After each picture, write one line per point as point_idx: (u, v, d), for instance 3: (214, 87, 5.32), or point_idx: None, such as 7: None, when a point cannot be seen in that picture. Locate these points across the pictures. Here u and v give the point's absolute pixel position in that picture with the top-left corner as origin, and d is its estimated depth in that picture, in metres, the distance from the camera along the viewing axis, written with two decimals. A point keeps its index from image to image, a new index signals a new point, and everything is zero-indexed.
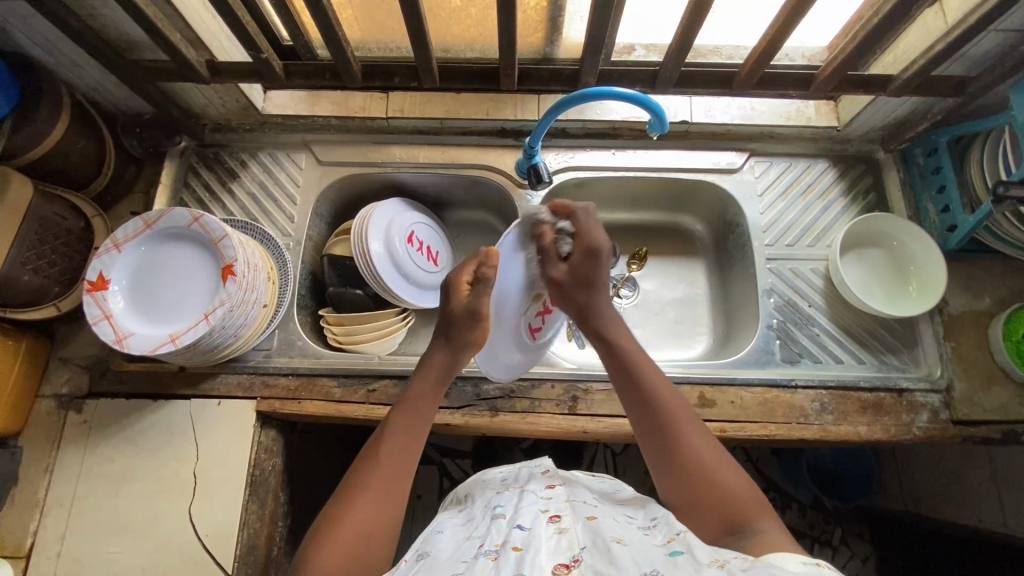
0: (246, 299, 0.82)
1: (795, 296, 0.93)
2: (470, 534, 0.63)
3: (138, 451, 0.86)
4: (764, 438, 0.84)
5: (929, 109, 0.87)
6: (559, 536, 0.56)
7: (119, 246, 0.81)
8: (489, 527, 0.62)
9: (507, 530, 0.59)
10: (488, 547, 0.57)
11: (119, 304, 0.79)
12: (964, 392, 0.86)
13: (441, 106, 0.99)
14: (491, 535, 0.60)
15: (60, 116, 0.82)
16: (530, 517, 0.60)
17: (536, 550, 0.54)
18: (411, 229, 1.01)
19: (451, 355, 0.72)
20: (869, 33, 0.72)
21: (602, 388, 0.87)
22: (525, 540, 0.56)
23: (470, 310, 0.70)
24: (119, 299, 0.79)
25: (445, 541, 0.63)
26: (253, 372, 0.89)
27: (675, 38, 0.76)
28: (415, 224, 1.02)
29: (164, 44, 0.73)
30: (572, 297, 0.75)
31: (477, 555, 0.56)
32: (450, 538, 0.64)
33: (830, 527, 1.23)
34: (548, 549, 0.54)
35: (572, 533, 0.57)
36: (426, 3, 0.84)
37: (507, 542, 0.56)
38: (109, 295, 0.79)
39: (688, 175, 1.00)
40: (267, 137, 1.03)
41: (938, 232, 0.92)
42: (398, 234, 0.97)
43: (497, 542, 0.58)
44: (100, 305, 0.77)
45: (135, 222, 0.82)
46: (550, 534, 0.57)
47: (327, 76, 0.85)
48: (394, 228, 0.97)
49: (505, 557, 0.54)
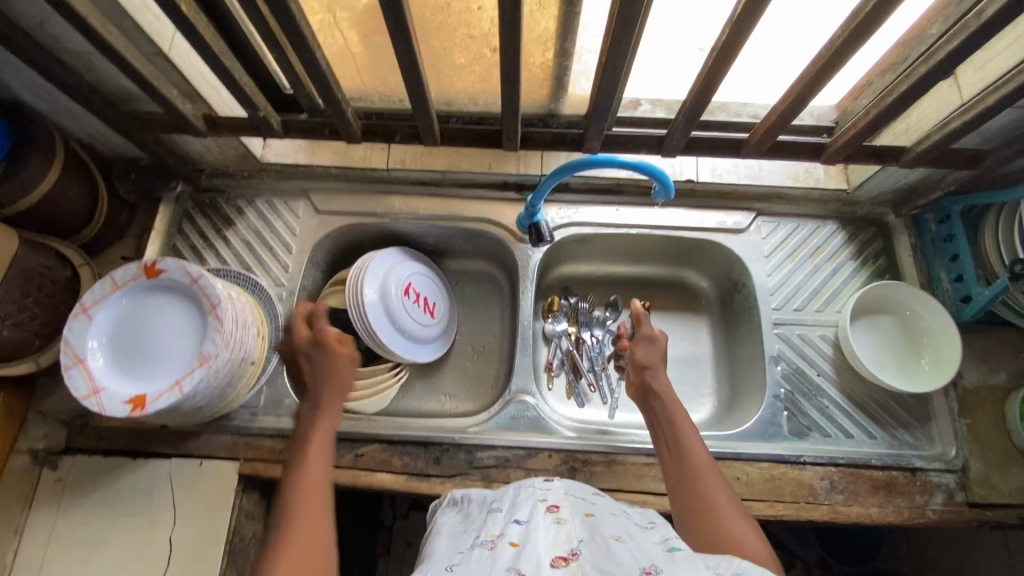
0: (231, 357, 0.78)
1: (803, 364, 0.90)
2: (467, 529, 0.59)
3: (114, 513, 0.82)
4: (770, 518, 0.80)
5: (942, 178, 0.85)
6: (557, 526, 0.53)
7: (87, 312, 0.76)
8: (485, 521, 0.59)
9: (504, 524, 0.56)
10: (484, 539, 0.54)
11: (101, 373, 0.75)
12: (979, 473, 0.82)
13: (442, 159, 0.98)
14: (488, 527, 0.57)
15: (51, 165, 0.80)
16: (528, 509, 0.57)
17: (535, 544, 0.50)
18: (411, 275, 0.97)
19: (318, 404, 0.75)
20: (882, 110, 0.70)
21: (602, 460, 0.84)
22: (522, 534, 0.52)
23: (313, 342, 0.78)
24: (101, 368, 0.75)
25: (443, 539, 0.59)
26: (239, 432, 0.86)
27: (690, 95, 0.72)
28: (415, 272, 0.99)
29: (160, 100, 0.72)
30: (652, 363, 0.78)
31: (474, 546, 0.53)
32: (447, 534, 0.60)
33: None
34: (546, 542, 0.51)
35: (570, 524, 0.54)
36: (430, 60, 0.82)
37: (504, 534, 0.53)
38: (93, 366, 0.75)
39: (694, 235, 0.98)
40: (265, 184, 1.01)
41: (951, 303, 0.89)
42: (396, 281, 0.94)
43: (495, 533, 0.55)
44: (84, 377, 0.73)
45: (101, 282, 0.77)
46: (548, 523, 0.53)
47: (327, 132, 0.83)
48: (392, 275, 0.94)
49: (501, 549, 0.51)
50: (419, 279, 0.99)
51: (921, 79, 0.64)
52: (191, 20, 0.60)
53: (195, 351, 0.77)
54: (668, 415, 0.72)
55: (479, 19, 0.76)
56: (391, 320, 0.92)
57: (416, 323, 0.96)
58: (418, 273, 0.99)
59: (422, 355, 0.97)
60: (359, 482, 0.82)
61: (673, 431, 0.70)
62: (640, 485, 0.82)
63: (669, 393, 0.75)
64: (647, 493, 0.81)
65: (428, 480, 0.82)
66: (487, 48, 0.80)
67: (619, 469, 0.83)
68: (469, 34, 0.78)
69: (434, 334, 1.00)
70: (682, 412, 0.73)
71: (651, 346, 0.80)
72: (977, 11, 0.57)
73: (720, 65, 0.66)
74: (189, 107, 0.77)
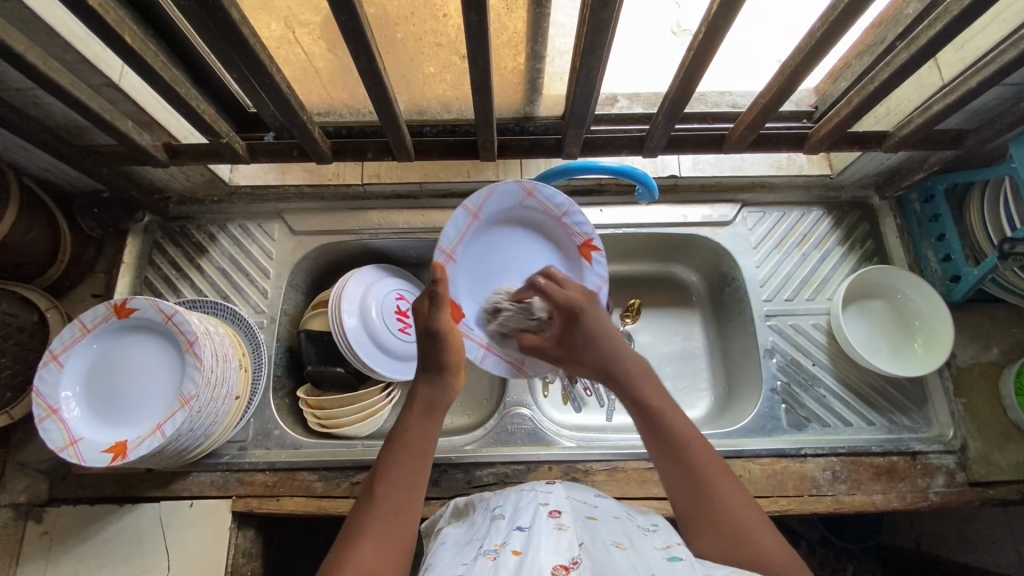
0: (217, 395, 0.75)
1: (798, 354, 0.90)
2: (470, 538, 0.57)
3: (107, 562, 0.79)
4: (775, 514, 0.79)
5: (925, 159, 0.84)
6: (560, 533, 0.51)
7: (57, 359, 0.73)
8: (488, 528, 0.56)
9: (506, 531, 0.54)
10: (486, 547, 0.52)
11: (82, 426, 0.71)
12: (979, 452, 0.82)
13: (418, 170, 0.96)
14: (491, 535, 0.54)
15: (8, 208, 0.76)
16: (531, 515, 0.55)
17: (537, 552, 0.48)
18: (520, 189, 0.81)
19: (433, 386, 0.67)
20: (864, 100, 0.69)
21: (603, 468, 0.83)
22: (525, 541, 0.50)
23: (429, 329, 0.68)
24: (82, 421, 0.72)
25: (446, 549, 0.56)
26: (228, 468, 0.83)
27: (670, 90, 0.68)
28: (506, 188, 0.80)
29: (115, 133, 0.68)
30: (581, 359, 0.70)
31: (477, 555, 0.51)
32: (450, 544, 0.57)
33: (841, 566, 1.05)
34: (548, 549, 0.49)
35: (572, 529, 0.52)
36: (398, 71, 0.79)
37: (507, 543, 0.51)
38: (70, 419, 0.71)
39: (681, 230, 0.96)
40: (236, 207, 0.97)
41: (941, 283, 0.89)
42: (451, 258, 0.78)
43: (497, 541, 0.52)
44: (63, 430, 0.70)
45: (70, 328, 0.74)
46: (550, 530, 0.52)
47: (295, 153, 0.80)
48: (435, 260, 0.76)
49: (503, 559, 0.48)
50: (520, 194, 0.82)
51: (902, 66, 0.63)
52: (140, 51, 0.56)
53: (176, 390, 0.74)
54: (654, 413, 0.62)
55: (445, 27, 0.73)
56: (490, 307, 0.83)
57: (393, 336, 0.91)
58: (516, 187, 0.80)
59: (379, 365, 0.89)
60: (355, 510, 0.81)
61: (646, 411, 0.62)
62: (643, 490, 0.81)
63: (656, 393, 0.64)
64: (650, 498, 0.80)
65: (428, 504, 0.81)
66: (456, 55, 0.77)
67: (621, 476, 0.82)
68: (437, 42, 0.75)
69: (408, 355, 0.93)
70: (674, 406, 0.63)
71: (574, 291, 0.74)
72: None
73: (698, 61, 0.61)
74: (146, 137, 0.73)
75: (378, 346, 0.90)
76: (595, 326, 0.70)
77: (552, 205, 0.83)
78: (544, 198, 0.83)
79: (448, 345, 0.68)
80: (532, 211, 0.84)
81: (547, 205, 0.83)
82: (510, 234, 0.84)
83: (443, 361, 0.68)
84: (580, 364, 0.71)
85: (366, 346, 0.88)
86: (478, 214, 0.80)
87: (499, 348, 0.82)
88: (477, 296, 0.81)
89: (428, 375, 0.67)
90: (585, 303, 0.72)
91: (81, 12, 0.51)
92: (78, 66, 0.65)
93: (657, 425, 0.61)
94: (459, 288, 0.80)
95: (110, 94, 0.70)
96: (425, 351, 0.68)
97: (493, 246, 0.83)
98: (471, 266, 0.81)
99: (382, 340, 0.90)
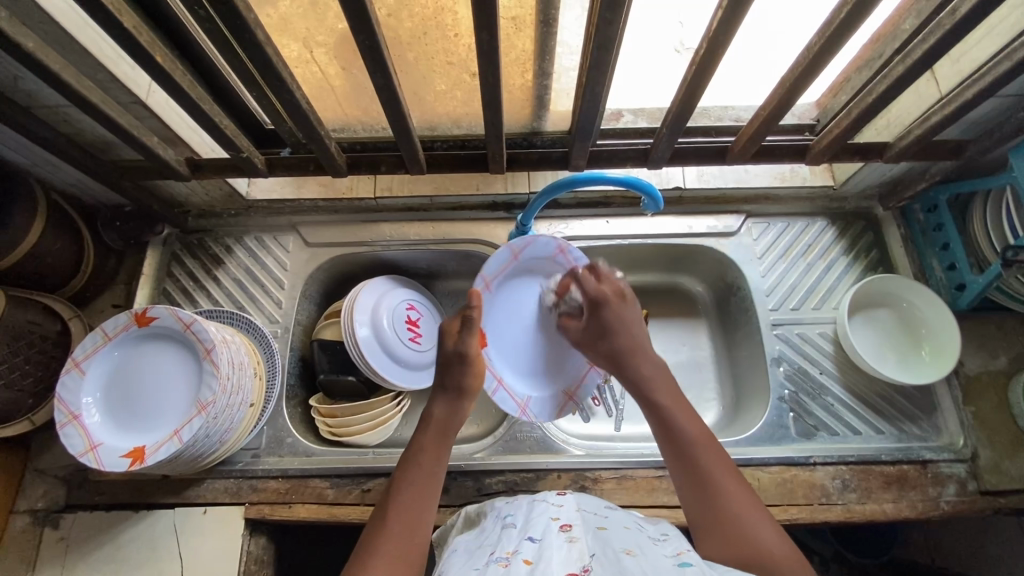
0: (231, 403, 0.77)
1: (806, 363, 0.90)
2: (482, 545, 0.57)
3: (122, 567, 0.80)
4: (784, 523, 0.79)
5: (926, 170, 0.85)
6: (570, 545, 0.52)
7: (79, 366, 0.75)
8: (499, 536, 0.57)
9: (517, 540, 0.54)
10: (498, 554, 0.53)
11: (104, 433, 0.73)
12: (989, 460, 0.82)
13: (430, 183, 0.99)
14: (502, 542, 0.55)
15: (35, 220, 0.79)
16: (542, 526, 0.56)
17: (548, 562, 0.49)
18: (554, 246, 0.90)
19: (450, 406, 0.69)
20: (862, 112, 0.71)
21: (611, 476, 0.84)
22: (537, 553, 0.51)
23: (456, 351, 0.72)
24: (104, 429, 0.74)
25: (458, 557, 0.56)
26: (241, 475, 0.85)
27: (675, 101, 0.69)
28: (542, 240, 0.89)
29: (141, 148, 0.71)
30: (598, 347, 0.76)
31: (488, 562, 0.51)
32: (462, 551, 0.58)
33: None
34: (559, 560, 0.49)
35: (583, 541, 0.53)
36: (410, 88, 0.82)
37: (518, 551, 0.52)
38: (92, 427, 0.73)
39: (688, 241, 0.98)
40: (253, 220, 1.00)
41: (947, 291, 0.90)
42: (488, 287, 0.87)
43: (508, 549, 0.53)
44: (86, 437, 0.72)
45: (91, 336, 0.76)
46: (561, 542, 0.52)
47: (311, 168, 0.83)
48: (473, 286, 0.85)
49: (514, 568, 0.49)
50: (551, 249, 0.90)
51: (900, 78, 0.64)
52: (167, 68, 0.59)
53: (193, 397, 0.76)
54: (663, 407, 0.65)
55: (456, 46, 0.76)
56: (509, 347, 0.89)
57: (399, 339, 0.93)
58: (550, 242, 0.89)
59: (374, 360, 0.89)
60: (367, 517, 0.82)
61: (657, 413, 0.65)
62: (652, 499, 0.82)
63: (668, 391, 0.67)
64: (658, 506, 0.81)
65: (438, 511, 0.81)
66: (466, 73, 0.80)
67: (629, 484, 0.83)
68: (448, 60, 0.78)
69: (406, 364, 0.93)
70: (684, 405, 0.65)
71: (612, 284, 0.79)
72: (950, 10, 0.58)
73: (700, 76, 0.63)
74: (169, 152, 0.76)
75: (378, 339, 0.91)
76: (616, 318, 0.75)
77: (578, 266, 0.90)
78: (573, 259, 0.90)
79: (469, 368, 0.71)
80: (561, 269, 0.92)
81: (573, 266, 0.90)
82: (537, 283, 0.92)
83: (462, 384, 0.70)
84: (597, 354, 0.76)
85: (368, 347, 0.89)
86: (516, 255, 0.89)
87: (510, 383, 0.88)
88: (498, 335, 0.89)
89: (447, 397, 0.69)
90: (613, 298, 0.77)
91: (113, 32, 0.54)
92: (108, 85, 0.68)
93: (667, 421, 0.64)
94: (488, 316, 0.88)
95: (137, 111, 0.73)
96: (446, 372, 0.71)
97: (522, 292, 0.91)
98: (500, 303, 0.89)
99: (386, 336, 0.91)
